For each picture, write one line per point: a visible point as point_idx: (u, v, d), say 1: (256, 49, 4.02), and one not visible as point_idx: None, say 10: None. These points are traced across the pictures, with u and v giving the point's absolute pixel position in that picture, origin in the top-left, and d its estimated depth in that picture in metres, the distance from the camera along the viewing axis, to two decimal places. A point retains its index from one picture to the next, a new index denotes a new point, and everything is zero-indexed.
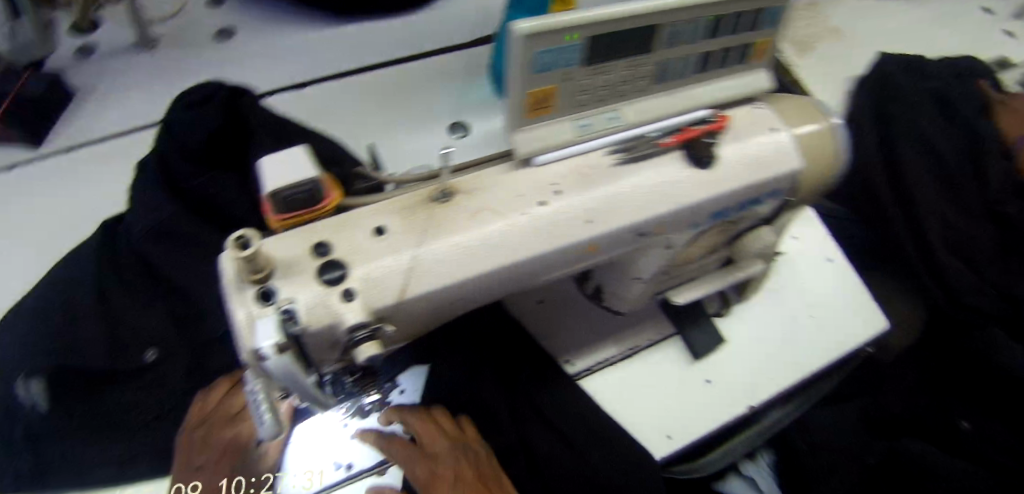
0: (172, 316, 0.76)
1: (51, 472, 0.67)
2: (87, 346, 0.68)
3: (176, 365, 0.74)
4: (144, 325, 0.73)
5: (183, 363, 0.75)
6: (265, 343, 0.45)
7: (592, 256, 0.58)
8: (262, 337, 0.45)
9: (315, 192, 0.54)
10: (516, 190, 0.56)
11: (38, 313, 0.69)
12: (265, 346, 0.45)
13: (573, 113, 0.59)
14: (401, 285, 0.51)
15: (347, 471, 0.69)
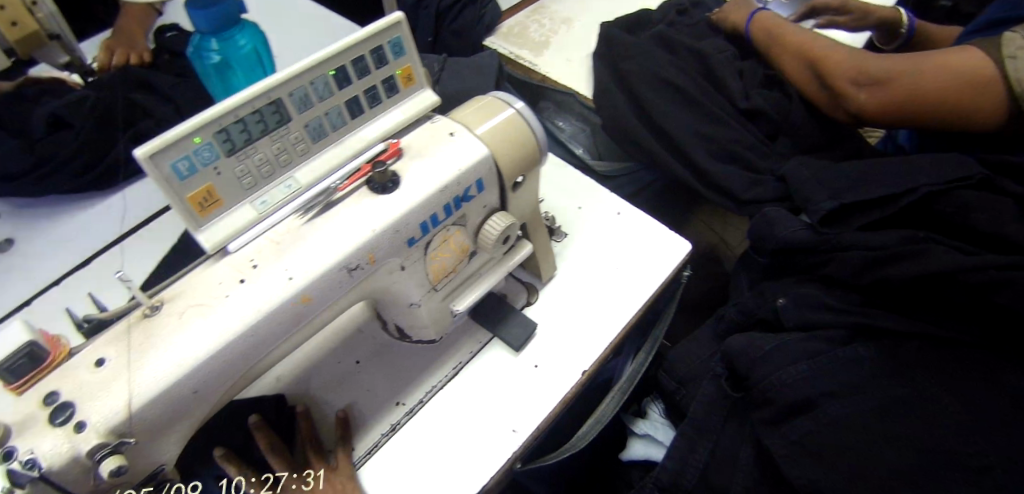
0: None
1: None
2: None
3: None
4: None
5: None
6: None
7: (282, 320, 0.63)
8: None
9: (37, 351, 0.59)
10: (212, 282, 0.62)
11: None
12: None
13: (251, 195, 0.66)
14: (108, 407, 0.56)
15: None
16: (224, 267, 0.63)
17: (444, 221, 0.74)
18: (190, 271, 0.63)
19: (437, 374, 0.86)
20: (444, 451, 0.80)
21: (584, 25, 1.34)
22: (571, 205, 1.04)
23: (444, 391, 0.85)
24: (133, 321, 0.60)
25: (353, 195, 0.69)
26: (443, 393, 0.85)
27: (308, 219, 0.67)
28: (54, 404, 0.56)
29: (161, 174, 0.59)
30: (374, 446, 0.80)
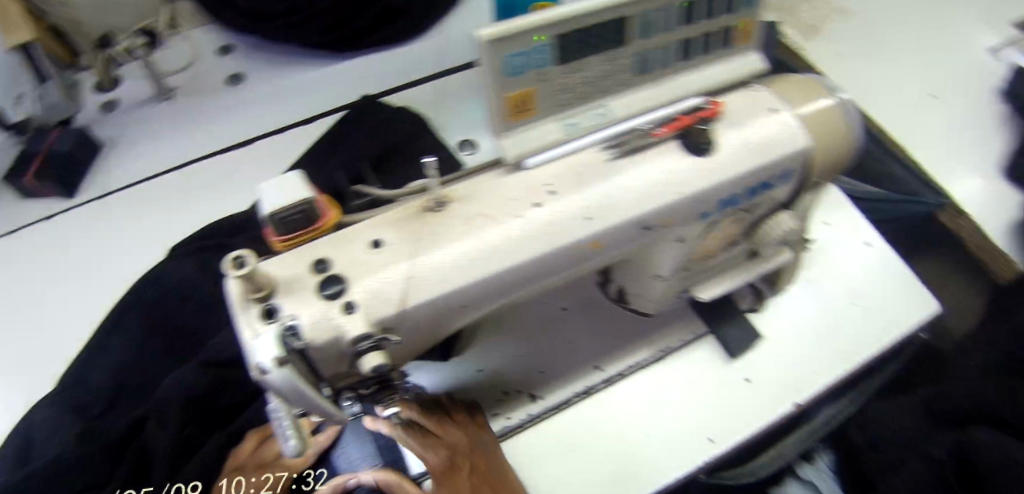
0: (188, 329, 0.74)
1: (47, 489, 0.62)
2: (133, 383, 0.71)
3: (222, 397, 0.70)
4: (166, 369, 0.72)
5: (206, 401, 0.68)
6: (264, 356, 0.44)
7: (564, 260, 0.56)
8: (262, 350, 0.44)
9: (313, 212, 0.54)
10: (506, 196, 0.55)
11: (111, 352, 0.71)
12: (265, 360, 0.44)
13: (560, 112, 0.58)
14: (381, 299, 0.51)
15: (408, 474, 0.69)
16: (521, 183, 0.56)
17: (739, 202, 0.65)
18: (480, 177, 0.58)
19: (642, 352, 0.79)
20: (638, 438, 0.73)
21: (858, 24, 1.19)
22: (814, 219, 0.92)
23: (646, 374, 0.78)
24: (415, 211, 0.54)
25: (664, 146, 0.60)
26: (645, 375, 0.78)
27: (615, 158, 0.59)
28: (326, 275, 0.51)
29: (492, 61, 0.51)
30: (563, 403, 0.74)
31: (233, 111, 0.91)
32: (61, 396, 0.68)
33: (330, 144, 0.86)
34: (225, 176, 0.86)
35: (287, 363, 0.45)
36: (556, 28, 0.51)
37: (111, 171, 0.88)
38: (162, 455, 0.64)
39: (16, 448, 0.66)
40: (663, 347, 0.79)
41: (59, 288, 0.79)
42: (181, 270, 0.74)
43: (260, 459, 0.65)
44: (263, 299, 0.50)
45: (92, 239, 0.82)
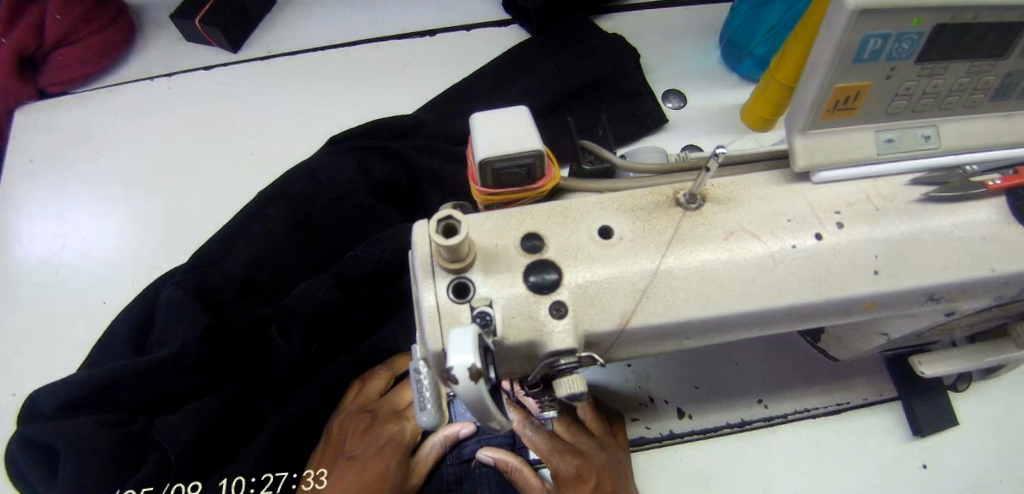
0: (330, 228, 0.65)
1: (154, 378, 0.56)
2: (256, 275, 0.62)
3: (353, 315, 0.62)
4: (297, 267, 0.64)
5: (337, 318, 0.61)
6: (459, 361, 0.34)
7: (822, 314, 0.44)
8: (456, 352, 0.34)
9: (534, 171, 0.44)
10: (778, 215, 0.43)
11: (244, 235, 0.64)
12: (459, 366, 0.34)
13: (882, 122, 0.44)
14: (599, 307, 0.40)
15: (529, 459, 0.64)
16: (801, 204, 0.43)
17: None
18: (746, 177, 0.45)
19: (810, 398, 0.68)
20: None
21: None
22: None
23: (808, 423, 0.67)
24: (662, 200, 0.43)
25: (990, 200, 0.46)
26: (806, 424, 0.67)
27: (924, 201, 0.45)
28: (540, 258, 0.41)
29: (853, 33, 0.38)
30: (712, 431, 0.66)
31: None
32: (185, 273, 0.62)
33: (524, 65, 0.75)
34: (401, 68, 0.77)
35: (483, 381, 0.34)
36: (948, 11, 0.37)
37: (280, 31, 0.80)
38: (285, 370, 0.59)
39: (136, 316, 0.61)
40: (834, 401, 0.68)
41: (210, 149, 0.74)
42: (340, 170, 0.66)
43: (388, 407, 0.66)
44: (455, 271, 0.40)
45: (253, 103, 0.76)
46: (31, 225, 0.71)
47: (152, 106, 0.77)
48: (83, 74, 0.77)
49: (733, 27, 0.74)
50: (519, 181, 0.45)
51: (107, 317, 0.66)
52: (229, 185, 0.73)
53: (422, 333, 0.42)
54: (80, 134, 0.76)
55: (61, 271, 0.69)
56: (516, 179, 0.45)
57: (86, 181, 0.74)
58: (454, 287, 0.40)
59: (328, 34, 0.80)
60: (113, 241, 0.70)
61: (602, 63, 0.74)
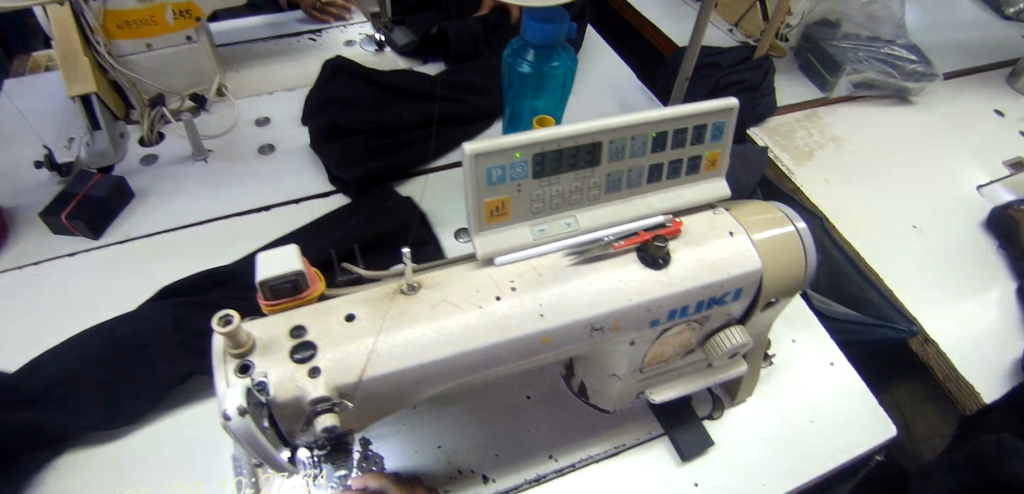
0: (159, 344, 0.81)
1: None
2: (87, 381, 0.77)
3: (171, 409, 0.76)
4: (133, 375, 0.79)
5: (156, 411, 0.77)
6: (230, 406, 0.50)
7: (518, 352, 0.62)
8: (229, 400, 0.50)
9: (300, 284, 0.60)
10: (472, 287, 0.62)
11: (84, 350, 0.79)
12: (230, 408, 0.50)
13: (534, 219, 0.66)
14: (341, 369, 0.56)
15: None
16: (488, 277, 0.63)
17: (689, 316, 0.71)
18: (453, 266, 0.64)
19: (586, 435, 0.81)
20: None
21: (848, 155, 1.29)
22: (785, 336, 0.97)
23: (589, 455, 0.80)
24: (389, 292, 0.61)
25: (622, 257, 0.67)
26: (587, 455, 0.80)
27: (577, 263, 0.65)
28: (300, 340, 0.57)
29: (475, 168, 0.60)
30: (514, 489, 0.75)
31: (265, 179, 1.03)
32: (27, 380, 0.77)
33: (341, 218, 0.96)
34: (242, 235, 0.96)
35: (247, 415, 0.50)
36: (529, 148, 0.61)
37: (139, 218, 0.98)
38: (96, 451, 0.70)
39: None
40: (606, 436, 0.81)
41: (67, 317, 0.86)
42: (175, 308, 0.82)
43: None
44: (238, 355, 0.56)
45: (111, 277, 0.91)
46: None
47: (17, 289, 0.89)
48: None
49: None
50: (295, 293, 0.60)
51: None
52: None
53: None
54: None
55: None
56: (293, 291, 0.60)
57: None
58: (235, 363, 0.55)
59: (180, 216, 0.98)
60: None
61: (400, 207, 0.96)
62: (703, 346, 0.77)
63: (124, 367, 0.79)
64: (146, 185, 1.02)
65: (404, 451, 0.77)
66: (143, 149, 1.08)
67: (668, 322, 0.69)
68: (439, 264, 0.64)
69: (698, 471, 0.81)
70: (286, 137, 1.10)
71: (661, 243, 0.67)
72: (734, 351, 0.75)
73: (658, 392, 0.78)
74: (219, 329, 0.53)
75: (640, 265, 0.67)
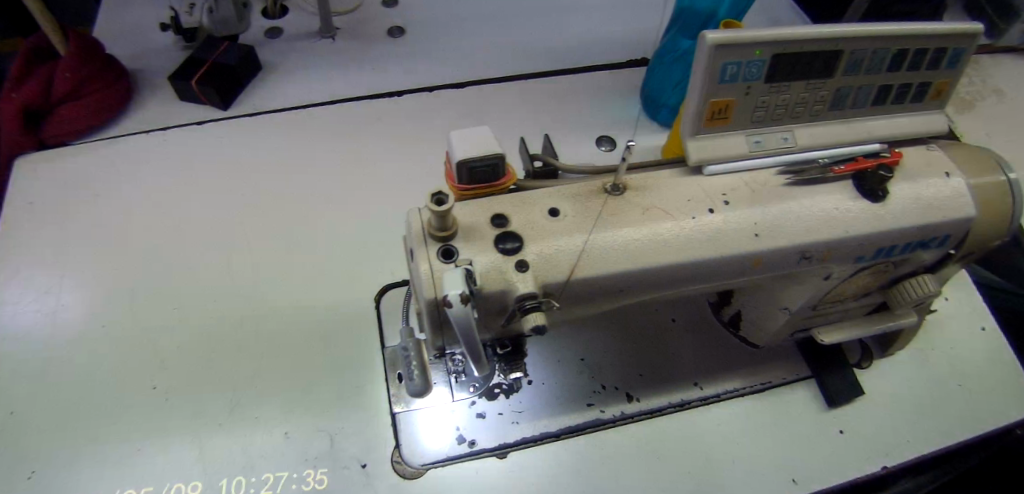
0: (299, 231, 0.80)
1: None
2: None
3: None
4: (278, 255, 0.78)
5: None
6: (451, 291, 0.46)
7: (723, 271, 0.57)
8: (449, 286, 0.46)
9: (499, 168, 0.55)
10: (682, 196, 0.57)
11: None
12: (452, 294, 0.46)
13: (751, 129, 0.60)
14: (551, 265, 0.51)
15: (501, 458, 0.67)
16: (698, 187, 0.58)
17: (889, 257, 0.65)
18: (659, 171, 0.59)
19: (733, 366, 0.77)
20: (725, 456, 0.71)
21: (1012, 111, 1.17)
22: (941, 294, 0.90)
23: (733, 386, 0.76)
24: (595, 190, 0.55)
25: (837, 185, 0.61)
26: (731, 385, 0.76)
27: (789, 185, 0.60)
28: (505, 230, 0.52)
29: (711, 60, 0.54)
30: (658, 410, 0.73)
31: (396, 62, 0.96)
32: None
33: (482, 113, 0.89)
34: (376, 119, 0.89)
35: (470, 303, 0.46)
36: (774, 46, 0.54)
37: (266, 92, 0.92)
38: None
39: None
40: (751, 371, 0.77)
41: (203, 187, 0.83)
42: None
43: None
44: (442, 239, 0.51)
45: (242, 150, 0.86)
46: (38, 262, 0.78)
47: (150, 153, 0.86)
48: (82, 127, 0.86)
49: (652, 82, 0.85)
50: (493, 179, 0.55)
51: (115, 335, 0.73)
52: (220, 220, 0.81)
53: (415, 289, 0.52)
54: (85, 179, 0.84)
55: (71, 295, 0.76)
56: (490, 178, 0.55)
57: (91, 218, 0.81)
58: (439, 248, 0.51)
59: (309, 93, 0.92)
60: (115, 269, 0.77)
61: (546, 109, 0.89)
62: (881, 290, 0.73)
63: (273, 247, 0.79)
64: (274, 58, 0.96)
65: (551, 358, 0.75)
66: (268, 20, 1.01)
67: (869, 260, 0.64)
68: (645, 168, 0.59)
69: (845, 419, 0.77)
70: (417, 20, 1.02)
71: (884, 174, 0.60)
72: (919, 301, 0.70)
73: (821, 333, 0.74)
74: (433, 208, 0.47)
75: (856, 197, 0.60)
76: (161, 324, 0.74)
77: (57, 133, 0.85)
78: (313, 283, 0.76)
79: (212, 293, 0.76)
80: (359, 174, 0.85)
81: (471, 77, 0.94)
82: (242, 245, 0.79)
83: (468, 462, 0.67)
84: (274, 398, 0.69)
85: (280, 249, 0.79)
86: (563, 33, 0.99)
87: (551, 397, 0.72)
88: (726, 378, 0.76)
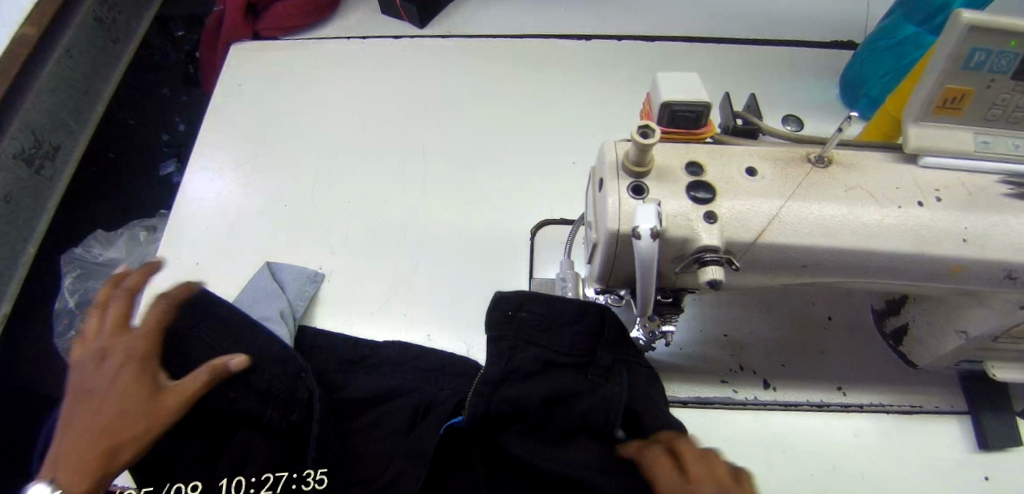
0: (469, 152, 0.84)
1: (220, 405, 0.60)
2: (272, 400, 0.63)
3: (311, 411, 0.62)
4: (445, 173, 0.83)
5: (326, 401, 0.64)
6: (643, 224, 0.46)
7: (915, 270, 0.53)
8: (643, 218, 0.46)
9: (702, 117, 0.54)
10: (888, 183, 0.53)
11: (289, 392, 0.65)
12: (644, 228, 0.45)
13: (980, 127, 0.54)
14: (740, 223, 0.50)
15: None
16: (908, 177, 0.54)
17: None
18: (866, 154, 0.56)
19: (878, 379, 0.74)
20: (849, 466, 0.68)
21: None
22: None
23: (873, 398, 0.73)
24: (797, 157, 0.54)
25: None
26: (871, 397, 0.73)
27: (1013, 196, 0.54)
28: (699, 179, 0.52)
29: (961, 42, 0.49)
30: (795, 405, 0.71)
31: (585, 9, 0.96)
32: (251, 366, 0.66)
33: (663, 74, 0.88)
34: (556, 62, 0.91)
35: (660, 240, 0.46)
36: None
37: (458, 18, 0.96)
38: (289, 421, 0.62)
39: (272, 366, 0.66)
40: (896, 389, 0.73)
41: (388, 97, 0.89)
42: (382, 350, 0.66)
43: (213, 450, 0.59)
44: (636, 174, 0.51)
45: (426, 71, 0.91)
46: (241, 137, 0.88)
47: (347, 58, 0.93)
48: (291, 25, 0.95)
49: (859, 67, 0.82)
50: (692, 126, 0.55)
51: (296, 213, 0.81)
52: (398, 130, 0.87)
53: (597, 220, 0.53)
54: (289, 72, 0.92)
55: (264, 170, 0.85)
56: (690, 125, 0.55)
57: (289, 107, 0.90)
58: (632, 183, 0.51)
59: (498, 26, 0.95)
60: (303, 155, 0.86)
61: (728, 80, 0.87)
62: None
63: (443, 164, 0.84)
64: None
65: (690, 326, 0.75)
66: None
67: None
68: (850, 147, 0.57)
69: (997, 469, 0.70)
70: None
71: None
72: None
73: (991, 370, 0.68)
74: (640, 140, 0.47)
75: None
76: (335, 213, 0.81)
77: (270, 26, 0.94)
78: (473, 204, 0.81)
79: (382, 194, 0.82)
80: (532, 112, 0.87)
81: (658, 35, 0.93)
82: (415, 157, 0.84)
83: None
84: (423, 300, 0.75)
85: (449, 167, 0.83)
86: (759, 8, 0.96)
87: (686, 364, 0.72)
88: (866, 389, 0.73)
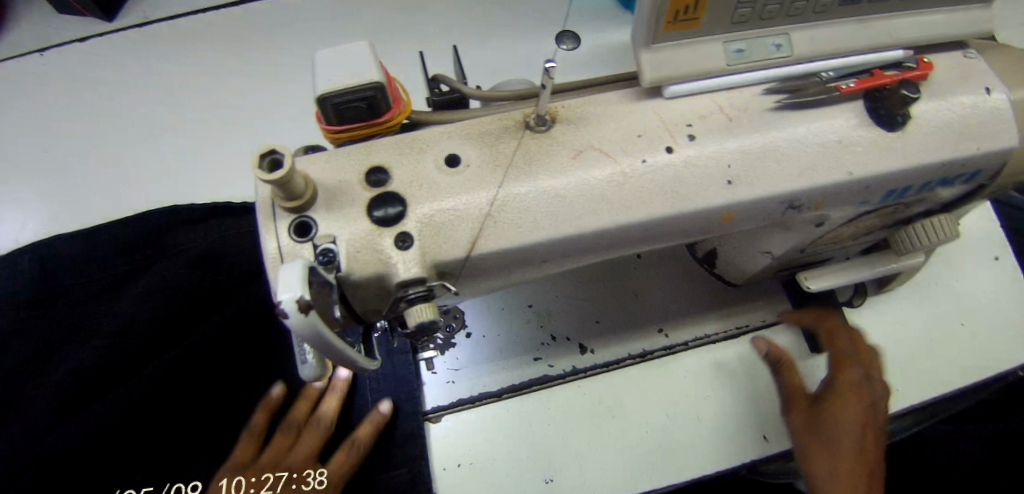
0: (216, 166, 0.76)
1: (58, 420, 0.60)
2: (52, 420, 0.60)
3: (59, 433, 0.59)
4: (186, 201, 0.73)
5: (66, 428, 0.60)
6: (282, 294, 0.33)
7: (676, 234, 0.45)
8: (282, 285, 0.34)
9: (377, 102, 0.41)
10: (623, 125, 0.43)
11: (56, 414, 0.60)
12: (284, 300, 0.33)
13: (728, 34, 0.44)
14: (442, 236, 0.39)
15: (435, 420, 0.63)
16: (649, 117, 0.43)
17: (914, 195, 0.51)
18: (598, 96, 0.44)
19: (693, 307, 0.69)
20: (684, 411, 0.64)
21: None
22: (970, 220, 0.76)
23: (688, 323, 0.68)
24: (511, 124, 0.42)
25: (836, 111, 0.45)
26: (687, 323, 0.68)
27: (771, 112, 0.44)
28: (379, 198, 0.40)
29: None
30: (616, 362, 0.66)
31: None
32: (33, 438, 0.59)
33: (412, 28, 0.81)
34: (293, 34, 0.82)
35: (312, 314, 0.34)
36: None
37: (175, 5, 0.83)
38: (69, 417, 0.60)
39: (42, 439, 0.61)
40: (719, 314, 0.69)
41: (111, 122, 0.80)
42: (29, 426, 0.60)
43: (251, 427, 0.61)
44: (294, 210, 0.39)
45: (151, 82, 0.82)
46: None
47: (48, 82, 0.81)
48: None
49: None
50: (377, 118, 0.42)
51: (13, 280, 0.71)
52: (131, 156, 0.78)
53: None
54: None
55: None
56: (372, 116, 0.42)
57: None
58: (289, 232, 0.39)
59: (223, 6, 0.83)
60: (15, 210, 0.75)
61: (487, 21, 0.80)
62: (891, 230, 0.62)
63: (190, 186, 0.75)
64: None
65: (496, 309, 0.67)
66: None
67: (879, 196, 0.48)
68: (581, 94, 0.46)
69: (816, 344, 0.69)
70: None
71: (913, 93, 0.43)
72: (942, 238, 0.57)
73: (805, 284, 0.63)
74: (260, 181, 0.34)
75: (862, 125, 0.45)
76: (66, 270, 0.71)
77: None
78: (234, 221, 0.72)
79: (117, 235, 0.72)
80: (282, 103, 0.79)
81: None
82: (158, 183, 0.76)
83: (391, 417, 0.63)
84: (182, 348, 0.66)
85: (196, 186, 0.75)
86: None
87: (494, 351, 0.65)
88: (692, 321, 0.69)
